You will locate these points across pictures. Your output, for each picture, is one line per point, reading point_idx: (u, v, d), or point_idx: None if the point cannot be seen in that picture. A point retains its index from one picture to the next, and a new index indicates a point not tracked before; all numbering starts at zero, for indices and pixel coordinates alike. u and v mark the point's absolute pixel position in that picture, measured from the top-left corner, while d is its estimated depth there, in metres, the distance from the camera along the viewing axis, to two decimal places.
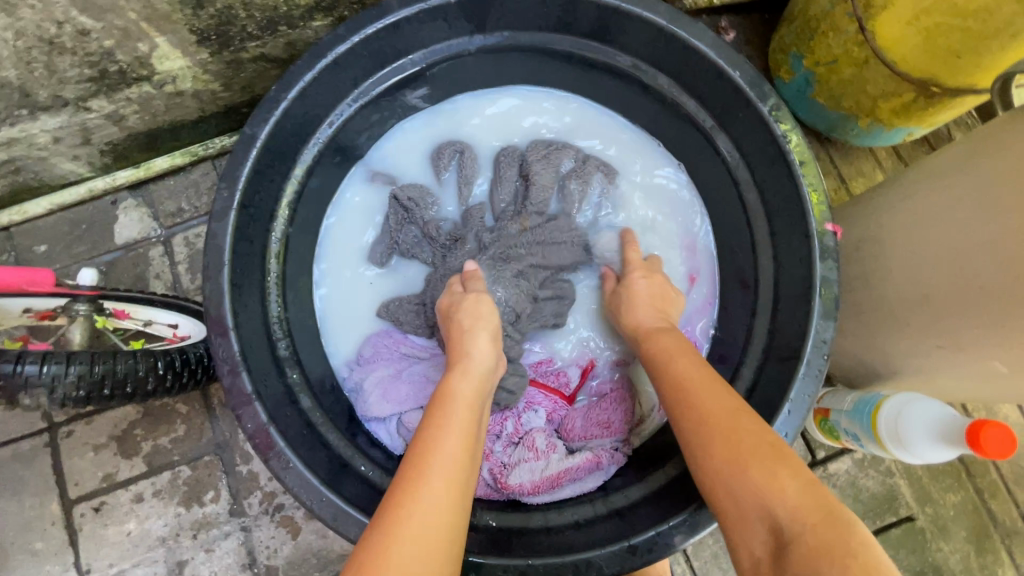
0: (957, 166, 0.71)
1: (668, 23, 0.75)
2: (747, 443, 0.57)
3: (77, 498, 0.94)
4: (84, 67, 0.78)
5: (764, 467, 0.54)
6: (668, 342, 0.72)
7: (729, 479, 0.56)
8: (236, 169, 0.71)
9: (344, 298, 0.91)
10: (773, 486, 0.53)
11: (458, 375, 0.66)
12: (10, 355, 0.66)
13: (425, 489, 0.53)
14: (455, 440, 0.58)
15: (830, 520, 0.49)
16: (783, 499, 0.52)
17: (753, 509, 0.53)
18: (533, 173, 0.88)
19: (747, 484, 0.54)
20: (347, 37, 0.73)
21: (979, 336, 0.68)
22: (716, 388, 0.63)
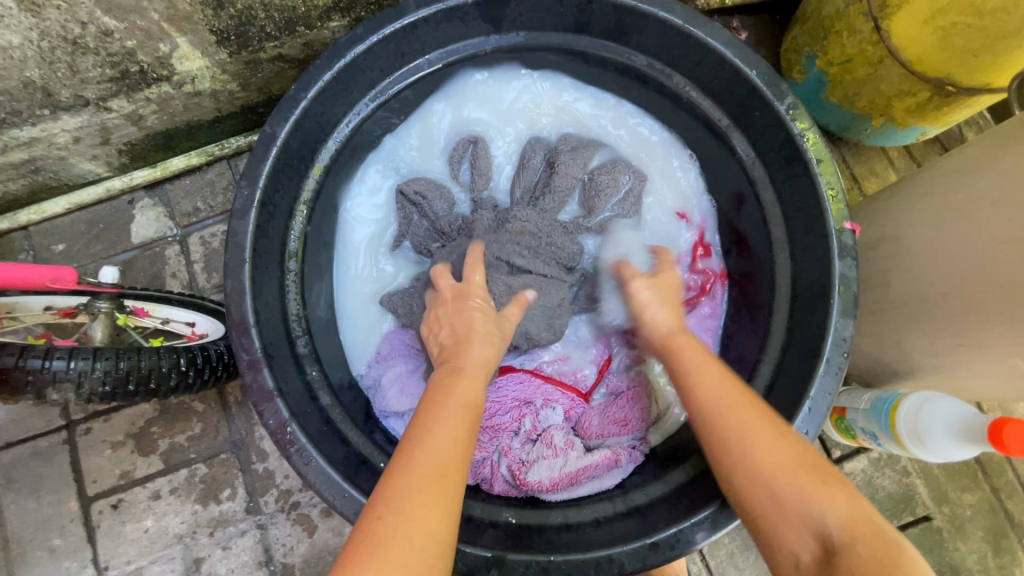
0: (975, 164, 0.71)
1: (685, 23, 0.75)
2: (790, 454, 0.56)
3: (95, 495, 0.95)
4: (106, 67, 0.79)
5: (805, 478, 0.54)
6: (688, 344, 0.70)
7: (772, 486, 0.55)
8: (257, 168, 0.72)
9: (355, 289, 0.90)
10: (823, 501, 0.53)
11: (453, 377, 0.61)
12: (38, 350, 0.67)
13: (409, 483, 0.50)
14: (446, 434, 0.55)
15: (881, 538, 0.49)
16: (831, 513, 0.52)
17: (798, 519, 0.53)
18: (558, 164, 0.88)
19: (792, 493, 0.54)
20: (366, 36, 0.74)
21: (999, 333, 0.68)
22: (737, 393, 0.62)
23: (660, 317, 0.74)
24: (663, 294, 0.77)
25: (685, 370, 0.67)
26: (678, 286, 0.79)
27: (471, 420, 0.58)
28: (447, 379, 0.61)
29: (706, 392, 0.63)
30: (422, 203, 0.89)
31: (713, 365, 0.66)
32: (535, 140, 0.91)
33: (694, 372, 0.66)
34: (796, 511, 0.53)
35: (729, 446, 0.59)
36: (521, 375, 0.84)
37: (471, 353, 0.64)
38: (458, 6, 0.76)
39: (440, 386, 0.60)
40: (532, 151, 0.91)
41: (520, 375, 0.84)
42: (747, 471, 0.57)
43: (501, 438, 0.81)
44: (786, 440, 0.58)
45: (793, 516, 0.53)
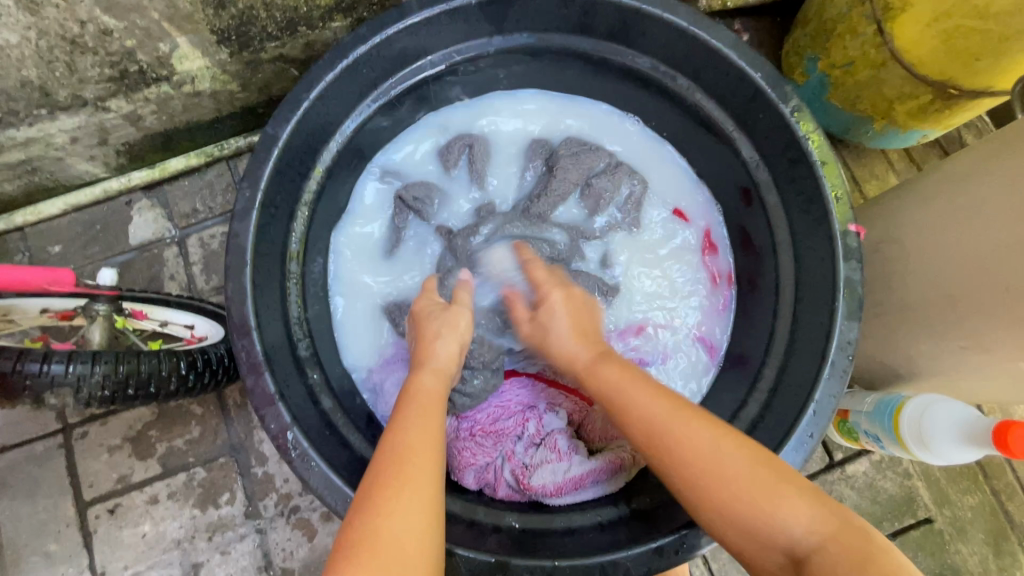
0: (978, 167, 0.71)
1: (689, 25, 0.75)
2: (736, 476, 0.56)
3: (92, 500, 0.93)
4: (105, 67, 0.78)
5: (771, 497, 0.54)
6: (608, 375, 0.66)
7: (729, 509, 0.55)
8: (259, 169, 0.71)
9: (354, 291, 0.90)
10: (779, 510, 0.54)
11: (428, 374, 0.66)
12: (37, 354, 0.66)
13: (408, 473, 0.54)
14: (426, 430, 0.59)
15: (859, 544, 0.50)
16: (796, 525, 0.53)
17: (764, 536, 0.54)
18: (558, 166, 0.89)
19: (751, 514, 0.54)
20: (369, 37, 0.73)
21: (1004, 336, 0.68)
22: (683, 415, 0.61)
23: (575, 347, 0.71)
24: (570, 314, 0.74)
25: (618, 395, 0.64)
26: (570, 298, 0.75)
27: (443, 411, 0.63)
28: (420, 376, 0.66)
29: (654, 416, 0.61)
30: (422, 208, 0.90)
31: (644, 383, 0.65)
32: (535, 144, 0.93)
33: (632, 393, 0.63)
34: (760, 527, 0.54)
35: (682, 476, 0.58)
36: (524, 380, 0.86)
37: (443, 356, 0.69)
38: (462, 6, 0.76)
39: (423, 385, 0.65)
40: (532, 154, 0.93)
41: (525, 380, 0.86)
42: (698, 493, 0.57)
43: (504, 443, 0.80)
44: (736, 448, 0.58)
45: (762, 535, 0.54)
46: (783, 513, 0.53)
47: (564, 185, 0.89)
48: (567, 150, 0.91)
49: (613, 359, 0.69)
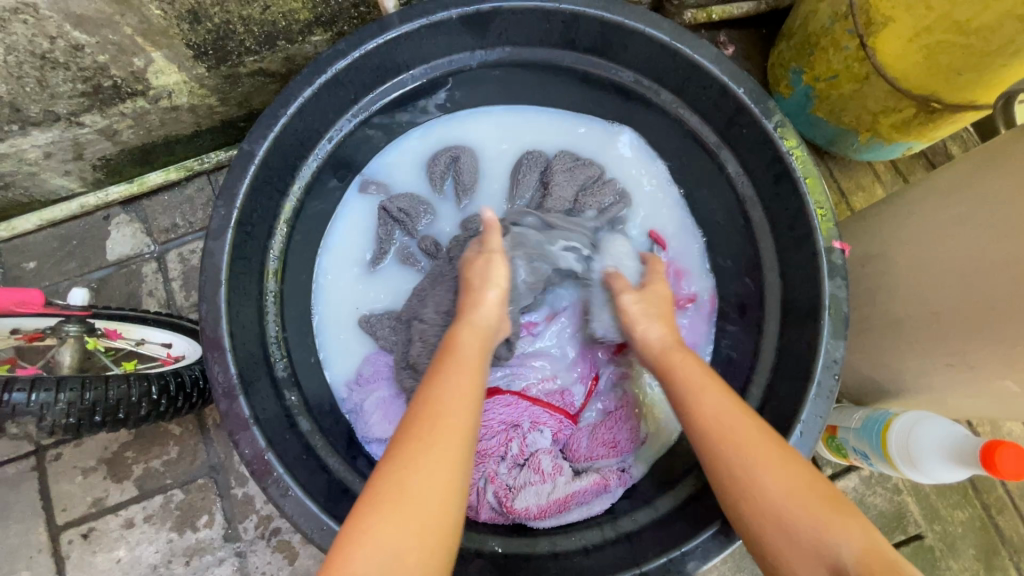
0: (963, 183, 0.70)
1: (672, 40, 0.74)
2: (780, 475, 0.56)
3: (65, 524, 0.91)
4: (77, 82, 0.77)
5: (821, 517, 0.53)
6: (685, 369, 0.67)
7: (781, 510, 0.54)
8: (234, 187, 0.70)
9: (336, 302, 0.89)
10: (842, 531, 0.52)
11: (465, 328, 0.67)
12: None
13: (431, 439, 0.55)
14: (462, 387, 0.59)
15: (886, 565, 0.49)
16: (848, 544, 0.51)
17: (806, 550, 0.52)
18: (553, 185, 0.88)
19: (800, 517, 0.53)
20: (347, 52, 0.72)
21: (991, 355, 0.67)
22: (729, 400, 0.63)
23: (653, 333, 0.72)
24: (661, 306, 0.76)
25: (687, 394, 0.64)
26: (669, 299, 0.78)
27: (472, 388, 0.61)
28: (460, 327, 0.67)
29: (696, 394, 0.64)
30: (405, 221, 0.89)
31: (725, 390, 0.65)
32: (532, 157, 0.92)
33: (705, 403, 0.63)
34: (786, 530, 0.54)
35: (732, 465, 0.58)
36: (509, 398, 0.81)
37: (488, 306, 0.69)
38: (442, 20, 0.75)
39: (462, 340, 0.65)
40: (527, 168, 0.91)
41: (508, 397, 0.81)
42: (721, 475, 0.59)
43: (487, 463, 0.78)
44: (784, 457, 0.57)
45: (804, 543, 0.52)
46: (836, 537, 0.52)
47: (556, 202, 0.88)
48: (561, 169, 0.89)
49: (688, 355, 0.69)
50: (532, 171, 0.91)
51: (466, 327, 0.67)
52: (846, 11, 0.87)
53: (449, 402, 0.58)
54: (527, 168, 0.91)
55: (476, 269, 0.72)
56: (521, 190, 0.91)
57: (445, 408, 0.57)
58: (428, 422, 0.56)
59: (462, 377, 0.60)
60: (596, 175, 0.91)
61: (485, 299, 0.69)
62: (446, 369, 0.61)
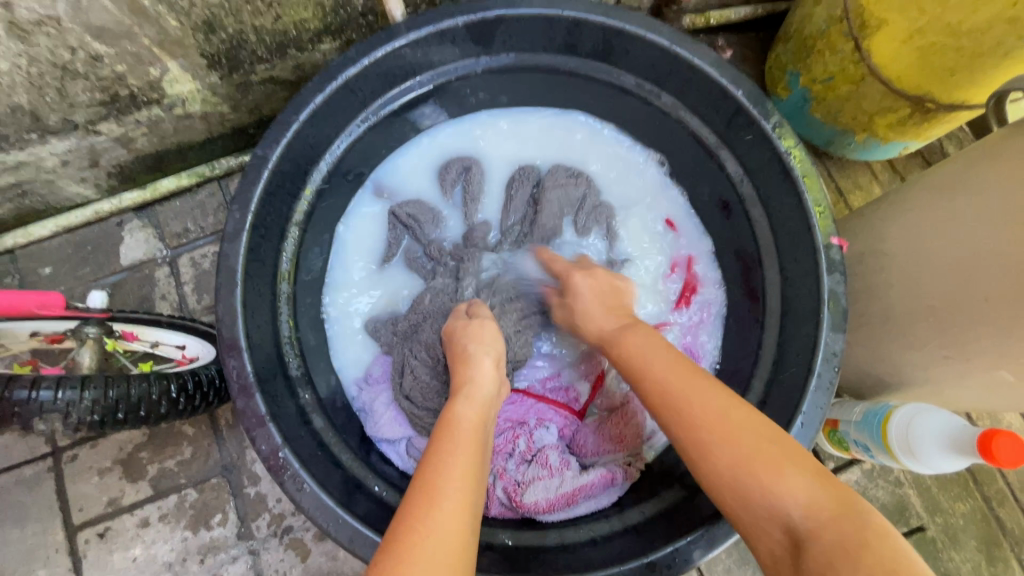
0: (955, 179, 0.72)
1: (671, 44, 0.76)
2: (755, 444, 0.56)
3: (81, 524, 0.93)
4: (95, 91, 0.79)
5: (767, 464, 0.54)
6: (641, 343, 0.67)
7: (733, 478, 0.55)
8: (249, 191, 0.72)
9: (348, 302, 0.91)
10: (784, 487, 0.53)
11: (463, 401, 0.65)
12: (25, 382, 0.66)
13: (436, 505, 0.52)
14: (460, 459, 0.57)
15: (846, 517, 0.49)
16: (793, 501, 0.52)
17: (767, 515, 0.53)
18: (544, 202, 0.91)
19: (757, 489, 0.54)
20: (358, 60, 0.75)
21: (987, 346, 0.69)
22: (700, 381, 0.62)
23: (596, 320, 0.74)
24: (601, 294, 0.76)
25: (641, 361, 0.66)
26: (603, 281, 0.78)
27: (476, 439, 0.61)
28: (461, 398, 0.66)
29: (675, 383, 0.62)
30: (416, 224, 0.92)
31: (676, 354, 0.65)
32: (523, 172, 0.95)
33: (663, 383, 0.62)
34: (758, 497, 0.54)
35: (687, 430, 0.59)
36: (514, 397, 0.85)
37: (486, 380, 0.68)
38: (449, 28, 0.77)
39: (460, 413, 0.63)
40: (520, 182, 0.94)
41: (513, 396, 0.85)
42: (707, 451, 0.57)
43: (495, 460, 0.80)
44: (739, 423, 0.58)
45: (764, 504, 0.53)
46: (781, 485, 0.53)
47: (547, 219, 0.91)
48: (550, 187, 0.92)
49: (641, 326, 0.70)
50: (525, 185, 0.94)
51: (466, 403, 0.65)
52: (841, 15, 0.90)
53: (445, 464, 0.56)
54: (519, 185, 0.94)
55: (475, 335, 0.74)
56: (514, 205, 0.94)
57: (441, 467, 0.56)
58: (431, 487, 0.54)
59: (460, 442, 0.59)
60: (590, 193, 0.94)
61: (483, 371, 0.69)
62: (440, 440, 0.59)
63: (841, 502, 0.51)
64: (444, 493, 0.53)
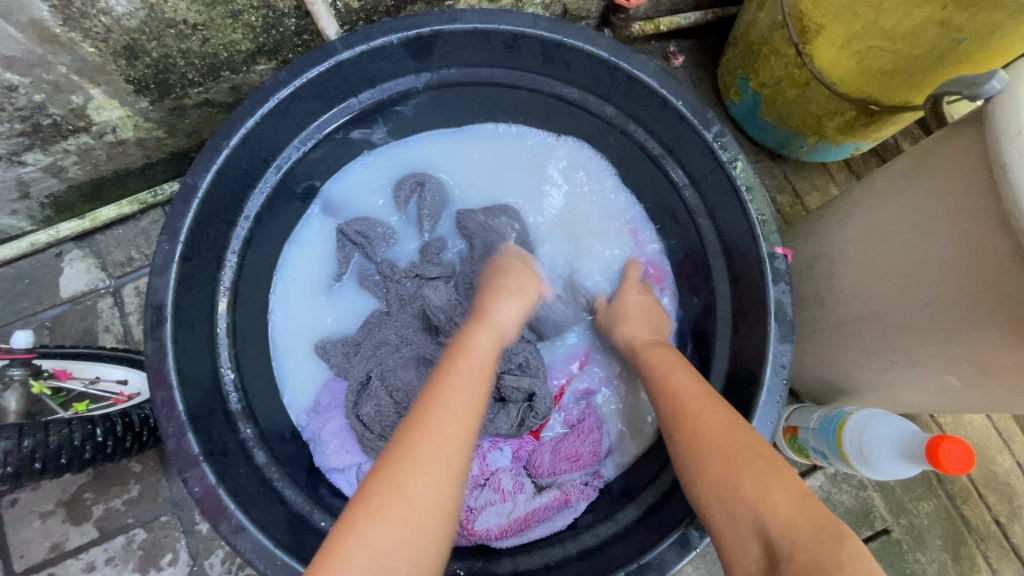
0: (894, 184, 0.72)
1: (610, 56, 0.75)
2: (751, 459, 0.56)
3: (22, 572, 0.88)
4: (15, 122, 0.76)
5: (758, 480, 0.55)
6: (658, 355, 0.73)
7: (720, 486, 0.56)
8: (177, 222, 0.69)
9: (295, 323, 0.89)
10: (764, 495, 0.53)
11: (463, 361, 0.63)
12: None
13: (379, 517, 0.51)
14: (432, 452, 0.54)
15: (821, 535, 0.49)
16: (771, 508, 0.53)
17: (747, 522, 0.53)
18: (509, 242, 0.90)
19: (733, 493, 0.55)
20: (289, 81, 0.72)
21: (933, 352, 0.69)
22: (713, 401, 0.63)
23: (634, 333, 0.78)
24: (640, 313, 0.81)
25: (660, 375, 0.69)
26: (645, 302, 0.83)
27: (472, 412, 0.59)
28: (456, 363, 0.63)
29: (684, 395, 0.65)
30: (363, 241, 0.89)
31: (692, 374, 0.68)
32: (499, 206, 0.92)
33: (676, 377, 0.68)
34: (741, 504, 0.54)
35: (681, 423, 0.62)
36: None
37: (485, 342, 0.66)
38: (383, 46, 0.75)
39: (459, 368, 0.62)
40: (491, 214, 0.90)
41: None
42: (702, 464, 0.58)
43: None
44: (739, 434, 0.59)
45: (743, 511, 0.54)
46: (767, 498, 0.53)
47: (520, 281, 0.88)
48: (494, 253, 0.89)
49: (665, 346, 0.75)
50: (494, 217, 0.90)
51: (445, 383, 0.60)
52: (782, 20, 0.90)
53: (416, 481, 0.53)
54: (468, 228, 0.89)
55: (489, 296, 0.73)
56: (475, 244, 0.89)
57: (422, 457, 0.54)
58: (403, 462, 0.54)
59: (433, 473, 0.53)
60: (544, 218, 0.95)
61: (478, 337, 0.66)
62: (390, 470, 0.53)
63: (821, 516, 0.51)
64: (410, 475, 0.53)
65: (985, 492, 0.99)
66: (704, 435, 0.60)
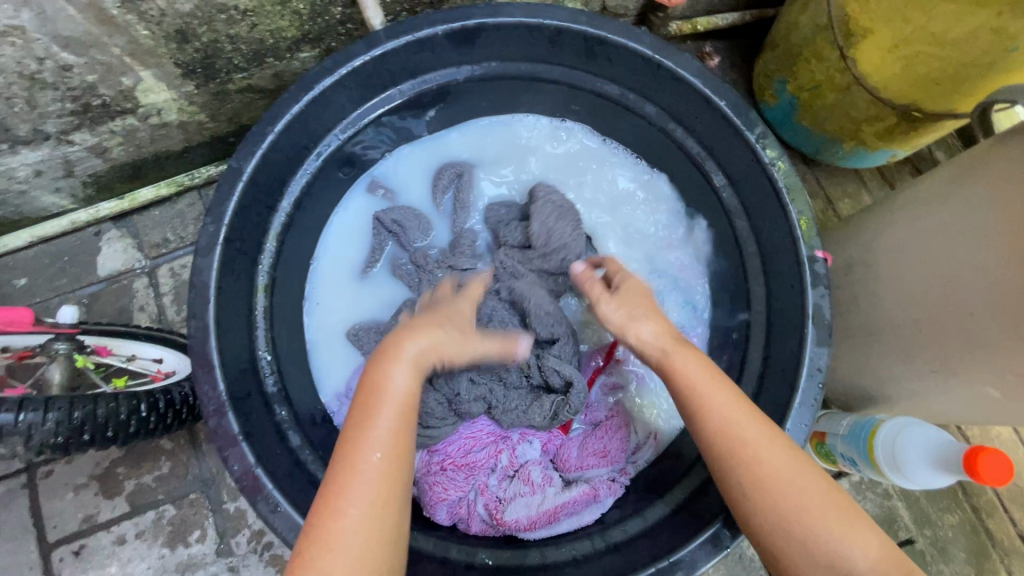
0: (941, 191, 0.71)
1: (654, 53, 0.75)
2: (822, 499, 0.57)
3: (56, 541, 0.90)
4: (66, 101, 0.77)
5: (840, 522, 0.55)
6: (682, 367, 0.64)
7: (790, 527, 0.56)
8: (223, 204, 0.70)
9: (331, 309, 0.90)
10: (853, 541, 0.55)
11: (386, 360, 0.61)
12: (11, 402, 0.64)
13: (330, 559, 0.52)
14: (359, 499, 0.54)
15: (905, 574, 0.54)
16: (860, 553, 0.54)
17: (825, 567, 0.54)
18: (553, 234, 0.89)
19: (820, 536, 0.55)
20: (334, 69, 0.73)
21: (973, 361, 0.69)
22: (770, 430, 0.60)
23: (646, 333, 0.67)
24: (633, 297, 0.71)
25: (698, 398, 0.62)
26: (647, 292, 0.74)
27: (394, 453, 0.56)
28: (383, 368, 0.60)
29: (734, 420, 0.60)
30: (399, 230, 0.90)
31: (732, 391, 0.63)
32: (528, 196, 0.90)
33: (715, 405, 0.61)
34: (818, 548, 0.55)
35: (740, 463, 0.58)
36: None
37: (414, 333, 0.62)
38: (428, 37, 0.75)
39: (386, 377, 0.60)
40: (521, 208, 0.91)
41: None
42: (774, 508, 0.56)
43: (476, 476, 0.78)
44: (804, 473, 0.58)
45: (824, 556, 0.54)
46: (851, 541, 0.55)
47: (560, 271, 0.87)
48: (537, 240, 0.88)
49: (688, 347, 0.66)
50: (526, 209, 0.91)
51: (363, 423, 0.57)
52: (826, 23, 0.89)
53: (350, 513, 0.53)
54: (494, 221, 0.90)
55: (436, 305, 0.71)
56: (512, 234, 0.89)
57: (350, 500, 0.54)
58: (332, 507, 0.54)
59: (361, 515, 0.53)
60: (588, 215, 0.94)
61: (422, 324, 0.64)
62: (328, 513, 0.54)
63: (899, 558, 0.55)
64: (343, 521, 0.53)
65: (1011, 506, 0.98)
66: (768, 477, 0.57)
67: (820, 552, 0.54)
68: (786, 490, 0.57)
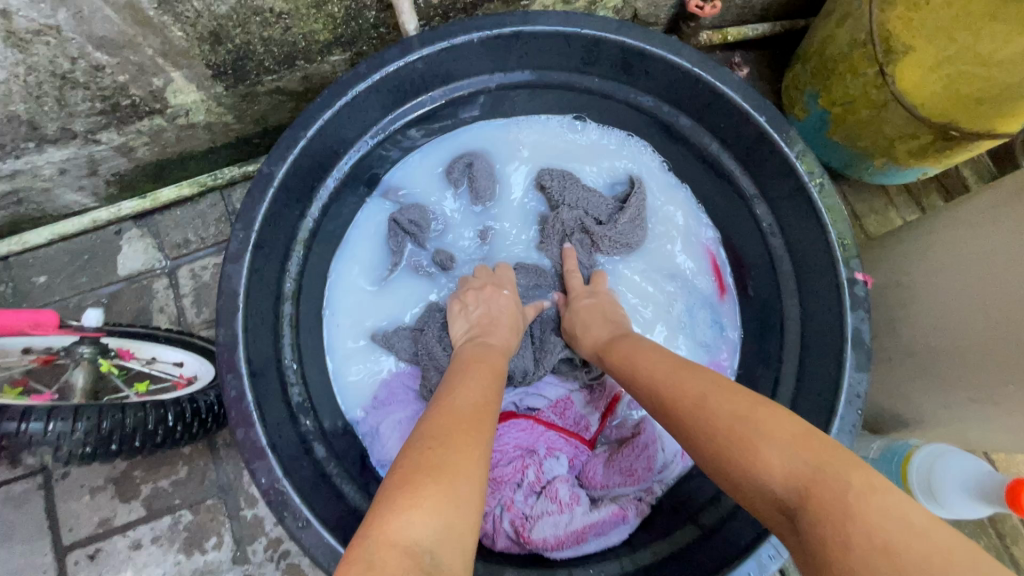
0: (989, 215, 0.69)
1: (694, 66, 0.74)
2: (739, 431, 0.47)
3: (71, 544, 0.89)
4: (96, 100, 0.76)
5: (747, 434, 0.47)
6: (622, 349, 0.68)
7: (715, 429, 0.49)
8: (254, 210, 0.69)
9: (351, 312, 0.88)
10: (761, 442, 0.45)
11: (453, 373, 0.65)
12: (39, 411, 0.64)
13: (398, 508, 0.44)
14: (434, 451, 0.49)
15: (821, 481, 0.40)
16: (771, 473, 0.44)
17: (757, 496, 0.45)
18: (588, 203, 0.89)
19: (731, 441, 0.47)
20: (368, 75, 0.72)
21: (1017, 392, 0.66)
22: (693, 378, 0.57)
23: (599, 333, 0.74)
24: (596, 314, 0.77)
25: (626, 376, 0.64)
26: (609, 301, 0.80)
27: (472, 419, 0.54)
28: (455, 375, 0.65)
29: (656, 373, 0.60)
30: (417, 231, 0.88)
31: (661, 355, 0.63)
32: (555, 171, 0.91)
33: (640, 367, 0.63)
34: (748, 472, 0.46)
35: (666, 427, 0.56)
36: (523, 423, 0.82)
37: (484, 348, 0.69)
38: (463, 43, 0.74)
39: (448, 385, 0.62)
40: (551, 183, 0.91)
41: (523, 422, 0.82)
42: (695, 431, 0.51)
43: (503, 491, 0.78)
44: (727, 399, 0.51)
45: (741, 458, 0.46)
46: (773, 478, 0.44)
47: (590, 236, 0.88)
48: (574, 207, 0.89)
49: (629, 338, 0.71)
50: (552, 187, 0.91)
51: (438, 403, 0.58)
52: (865, 39, 0.88)
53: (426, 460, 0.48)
54: (551, 184, 0.89)
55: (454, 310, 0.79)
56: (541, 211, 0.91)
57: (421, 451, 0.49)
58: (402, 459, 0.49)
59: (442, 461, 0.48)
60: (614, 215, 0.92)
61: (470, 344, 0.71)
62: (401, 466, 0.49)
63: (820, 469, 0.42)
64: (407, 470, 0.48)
65: None
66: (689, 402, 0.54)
67: (751, 479, 0.45)
68: (708, 428, 0.50)
